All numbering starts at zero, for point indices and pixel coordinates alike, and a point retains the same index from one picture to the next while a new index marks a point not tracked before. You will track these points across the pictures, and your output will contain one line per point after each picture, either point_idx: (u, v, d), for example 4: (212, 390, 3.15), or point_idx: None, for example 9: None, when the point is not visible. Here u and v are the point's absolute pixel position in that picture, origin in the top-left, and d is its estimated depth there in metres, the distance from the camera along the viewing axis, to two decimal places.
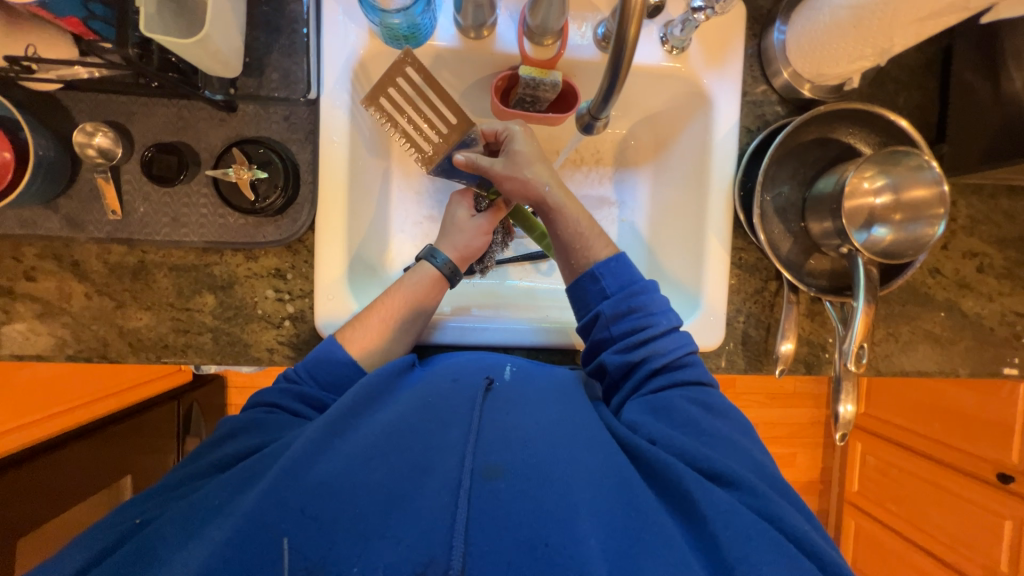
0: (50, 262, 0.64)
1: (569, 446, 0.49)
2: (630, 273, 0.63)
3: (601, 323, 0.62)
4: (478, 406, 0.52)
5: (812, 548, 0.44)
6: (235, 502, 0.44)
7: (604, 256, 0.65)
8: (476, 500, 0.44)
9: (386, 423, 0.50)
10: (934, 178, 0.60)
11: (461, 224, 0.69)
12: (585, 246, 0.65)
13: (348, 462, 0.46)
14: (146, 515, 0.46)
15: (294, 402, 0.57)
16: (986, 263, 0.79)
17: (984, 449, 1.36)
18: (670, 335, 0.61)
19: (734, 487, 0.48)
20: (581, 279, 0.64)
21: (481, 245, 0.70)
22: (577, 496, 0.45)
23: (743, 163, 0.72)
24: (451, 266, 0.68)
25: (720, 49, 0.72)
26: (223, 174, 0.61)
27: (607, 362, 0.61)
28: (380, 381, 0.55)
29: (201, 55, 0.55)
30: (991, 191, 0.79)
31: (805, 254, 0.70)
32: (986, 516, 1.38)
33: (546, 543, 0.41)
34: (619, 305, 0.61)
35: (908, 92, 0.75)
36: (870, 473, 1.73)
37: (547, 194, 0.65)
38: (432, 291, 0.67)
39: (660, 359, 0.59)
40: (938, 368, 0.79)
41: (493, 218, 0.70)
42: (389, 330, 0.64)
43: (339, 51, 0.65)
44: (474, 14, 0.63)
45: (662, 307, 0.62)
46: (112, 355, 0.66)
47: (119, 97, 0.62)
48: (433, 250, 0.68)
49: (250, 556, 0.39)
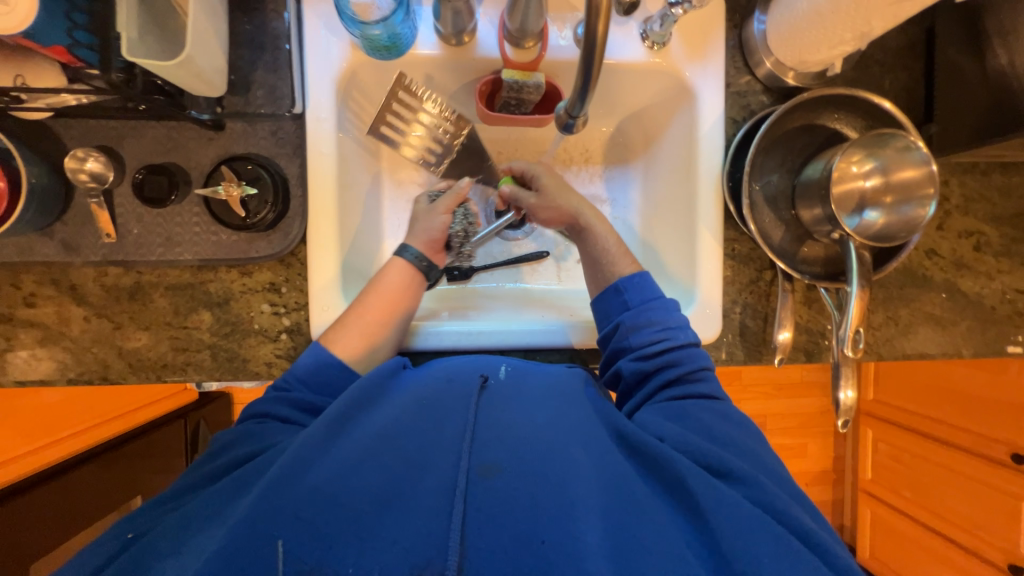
0: (48, 287, 0.65)
1: (567, 444, 0.49)
2: (651, 289, 0.64)
3: (621, 332, 0.62)
4: (473, 405, 0.53)
5: (820, 546, 0.44)
6: (232, 508, 0.45)
7: (628, 272, 0.66)
8: (472, 498, 0.44)
9: (381, 425, 0.50)
10: (923, 159, 0.60)
11: (420, 212, 0.72)
12: (612, 261, 0.67)
13: (342, 466, 0.46)
14: (136, 529, 0.46)
15: (288, 410, 0.57)
16: (983, 241, 0.78)
17: (998, 431, 1.35)
18: (687, 349, 0.61)
19: (742, 483, 0.48)
20: (605, 292, 0.65)
21: (444, 224, 0.70)
22: (574, 493, 0.44)
23: (730, 153, 0.72)
24: (425, 261, 0.69)
25: (702, 41, 0.72)
26: (213, 192, 0.62)
27: (623, 370, 0.62)
28: (370, 386, 0.55)
29: (184, 77, 0.56)
30: (984, 168, 0.78)
31: (796, 242, 0.70)
32: (1005, 499, 1.36)
33: (543, 540, 0.41)
34: (639, 316, 0.62)
35: (893, 74, 0.75)
36: (883, 461, 1.71)
37: (579, 216, 0.69)
38: (403, 281, 0.67)
39: (676, 369, 0.59)
40: (941, 350, 0.78)
41: (453, 198, 0.71)
42: (369, 325, 0.64)
43: (322, 65, 0.66)
44: (454, 21, 0.64)
45: (681, 322, 0.62)
46: (113, 376, 0.67)
47: (109, 122, 0.63)
48: (403, 245, 0.70)
49: (247, 559, 0.39)
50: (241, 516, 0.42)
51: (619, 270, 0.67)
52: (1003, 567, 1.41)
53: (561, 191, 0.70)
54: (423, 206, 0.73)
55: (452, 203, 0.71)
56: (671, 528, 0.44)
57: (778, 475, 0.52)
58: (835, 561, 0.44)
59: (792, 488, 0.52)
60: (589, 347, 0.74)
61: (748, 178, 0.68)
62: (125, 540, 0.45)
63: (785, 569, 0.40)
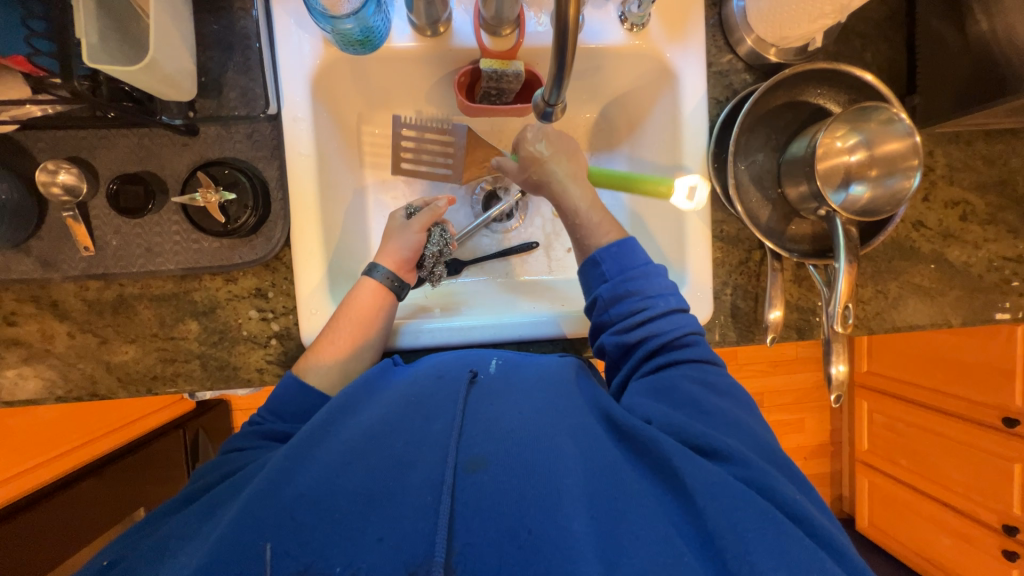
0: (29, 305, 0.64)
1: (554, 434, 0.49)
2: (630, 258, 0.63)
3: (600, 306, 0.62)
4: (461, 400, 0.53)
5: (804, 519, 0.45)
6: (209, 527, 0.45)
7: (607, 242, 0.65)
8: (460, 493, 0.44)
9: (368, 426, 0.50)
10: (906, 130, 0.59)
11: (394, 229, 0.71)
12: (589, 233, 0.66)
13: (328, 468, 0.46)
14: (111, 557, 0.45)
15: (258, 440, 0.57)
16: (968, 211, 0.78)
17: (989, 397, 1.37)
18: (669, 316, 0.60)
19: (727, 461, 0.48)
20: (584, 266, 0.65)
21: (418, 243, 0.70)
22: (562, 482, 0.45)
23: (714, 134, 0.72)
24: (392, 278, 0.68)
25: (681, 21, 0.71)
26: (191, 200, 0.60)
27: (607, 345, 0.62)
28: (355, 392, 0.55)
29: (150, 82, 0.54)
30: (967, 138, 0.78)
31: (783, 220, 0.70)
32: (996, 461, 1.39)
33: (529, 530, 0.42)
34: (616, 289, 0.61)
35: (875, 46, 0.74)
36: (880, 431, 1.73)
37: (565, 197, 0.67)
38: (375, 304, 0.66)
39: (657, 340, 0.59)
40: (930, 321, 0.79)
41: (430, 215, 0.71)
42: (342, 352, 0.64)
43: (295, 64, 0.65)
44: (427, 11, 0.62)
45: (661, 290, 0.61)
46: (103, 392, 0.66)
47: (79, 133, 0.61)
48: (372, 264, 0.69)
49: (236, 561, 0.39)
50: (228, 525, 0.42)
51: (599, 242, 0.65)
52: (998, 527, 1.43)
53: (546, 163, 0.68)
54: (397, 222, 0.71)
55: (427, 222, 0.70)
56: (657, 510, 0.45)
57: (767, 447, 0.52)
58: (817, 534, 0.44)
59: (785, 463, 0.52)
60: (582, 336, 0.73)
61: (733, 158, 0.67)
62: (98, 567, 0.44)
63: (774, 544, 0.41)
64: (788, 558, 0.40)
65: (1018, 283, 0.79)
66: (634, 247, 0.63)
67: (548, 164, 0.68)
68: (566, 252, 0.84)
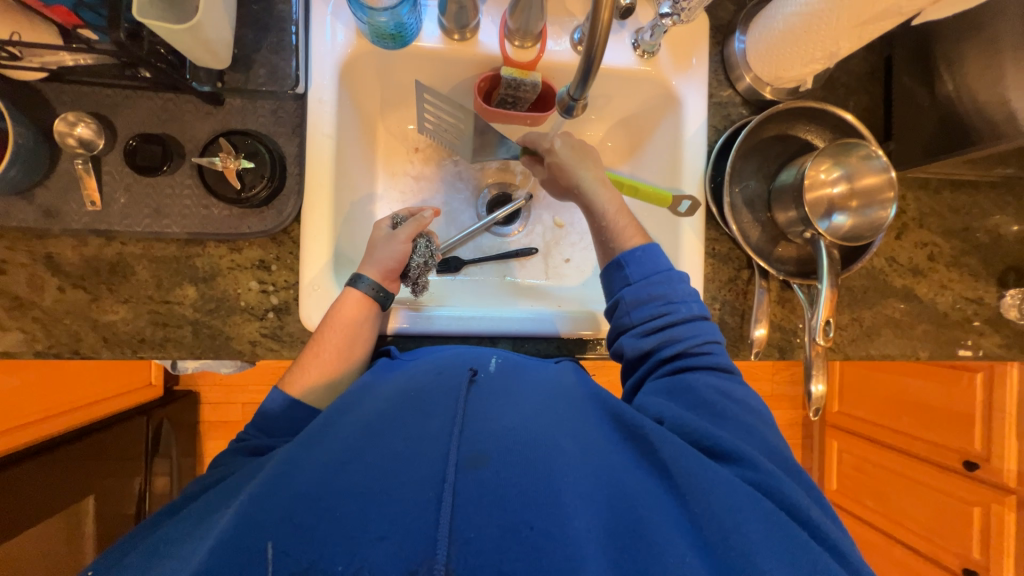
0: (22, 254, 0.63)
1: (554, 433, 0.49)
2: (654, 263, 0.65)
3: (623, 308, 0.64)
4: (461, 397, 0.52)
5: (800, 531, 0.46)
6: (206, 524, 0.46)
7: (633, 245, 0.68)
8: (462, 492, 0.44)
9: (367, 423, 0.49)
10: (882, 166, 0.66)
11: (377, 240, 0.70)
12: (609, 222, 0.69)
13: (325, 469, 0.45)
14: (98, 566, 0.48)
15: (242, 455, 0.58)
16: (936, 252, 0.85)
17: (952, 440, 1.41)
18: (689, 323, 0.62)
19: (732, 464, 0.50)
20: (609, 266, 0.67)
21: (403, 252, 0.70)
22: (562, 481, 0.45)
23: (712, 157, 0.77)
24: (375, 287, 0.67)
25: (686, 53, 0.77)
26: (209, 162, 0.62)
27: (625, 346, 0.64)
28: (353, 394, 0.56)
29: (191, 43, 0.56)
30: (936, 186, 0.85)
31: (772, 242, 0.75)
32: (956, 504, 1.42)
33: (531, 527, 0.42)
34: (640, 292, 0.63)
35: (857, 96, 0.82)
36: (848, 471, 1.79)
37: (577, 182, 0.71)
38: (362, 314, 0.66)
39: (678, 345, 0.61)
40: (901, 351, 0.84)
41: (414, 226, 0.71)
42: (333, 368, 0.64)
43: (327, 50, 0.68)
44: (458, 15, 0.67)
45: (684, 296, 0.64)
46: (85, 351, 0.64)
47: (104, 90, 0.62)
48: (356, 275, 0.67)
49: (236, 559, 0.40)
50: (227, 526, 0.42)
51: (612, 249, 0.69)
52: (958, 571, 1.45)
53: (572, 167, 0.71)
54: (382, 231, 0.71)
55: (413, 232, 0.71)
56: (658, 507, 0.45)
57: (773, 453, 0.54)
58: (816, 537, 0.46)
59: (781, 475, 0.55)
60: (576, 338, 0.75)
61: (728, 181, 0.72)
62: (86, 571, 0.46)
63: (772, 543, 0.43)
64: (785, 556, 0.42)
65: (978, 323, 0.85)
66: (658, 254, 0.66)
67: (560, 153, 0.72)
68: (564, 260, 0.87)
